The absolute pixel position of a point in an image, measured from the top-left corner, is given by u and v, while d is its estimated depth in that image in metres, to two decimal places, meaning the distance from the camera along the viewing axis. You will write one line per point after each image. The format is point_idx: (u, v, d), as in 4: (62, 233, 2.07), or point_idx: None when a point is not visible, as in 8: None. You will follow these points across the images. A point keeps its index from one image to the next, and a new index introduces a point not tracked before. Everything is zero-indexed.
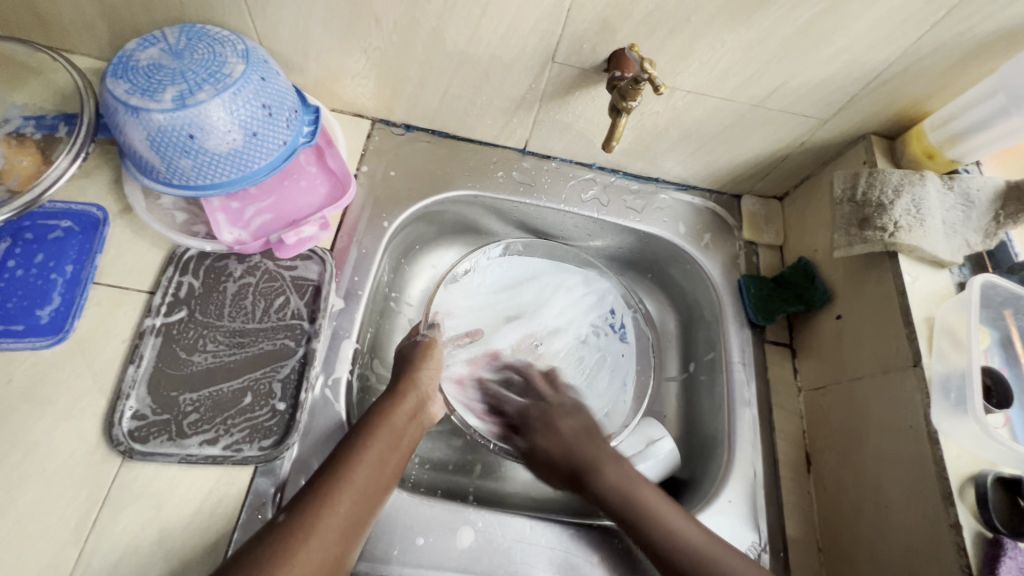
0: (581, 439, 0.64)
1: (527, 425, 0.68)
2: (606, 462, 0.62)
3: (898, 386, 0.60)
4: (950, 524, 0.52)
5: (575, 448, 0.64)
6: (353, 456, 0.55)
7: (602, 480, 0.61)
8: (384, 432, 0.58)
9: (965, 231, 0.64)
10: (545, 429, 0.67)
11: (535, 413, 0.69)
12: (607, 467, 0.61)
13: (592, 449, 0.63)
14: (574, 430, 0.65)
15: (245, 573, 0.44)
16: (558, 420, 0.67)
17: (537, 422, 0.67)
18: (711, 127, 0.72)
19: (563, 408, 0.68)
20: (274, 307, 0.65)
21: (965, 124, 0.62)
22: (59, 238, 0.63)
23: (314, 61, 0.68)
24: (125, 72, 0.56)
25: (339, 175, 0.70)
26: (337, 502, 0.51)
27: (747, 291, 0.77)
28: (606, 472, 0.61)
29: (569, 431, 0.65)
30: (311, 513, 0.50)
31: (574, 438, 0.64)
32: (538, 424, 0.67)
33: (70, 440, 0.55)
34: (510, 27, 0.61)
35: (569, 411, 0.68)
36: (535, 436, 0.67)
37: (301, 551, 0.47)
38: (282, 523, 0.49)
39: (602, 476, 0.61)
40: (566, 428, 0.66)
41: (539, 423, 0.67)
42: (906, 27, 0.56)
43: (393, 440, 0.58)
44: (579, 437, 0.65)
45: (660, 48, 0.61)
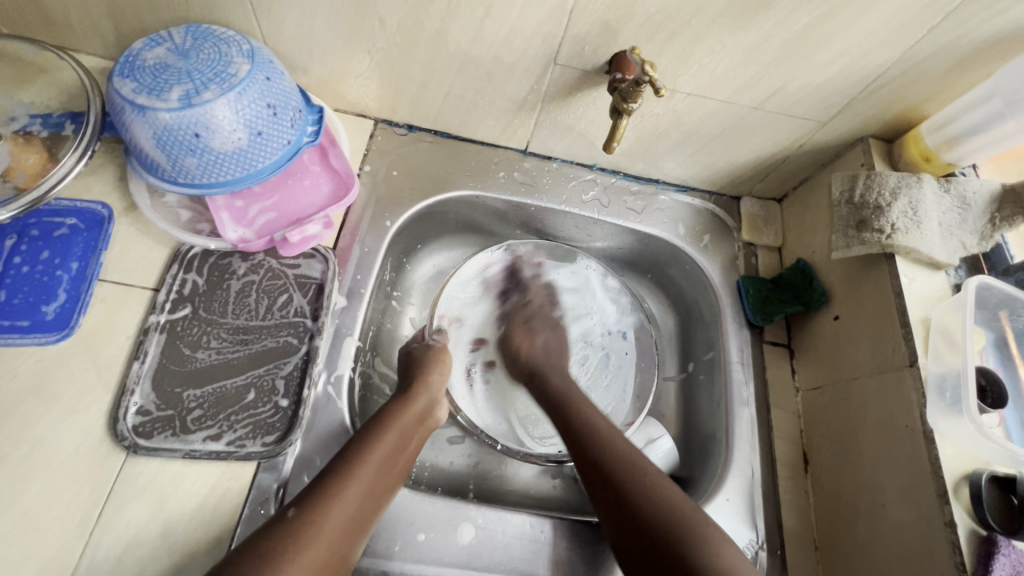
0: (542, 349, 0.76)
1: (509, 321, 0.80)
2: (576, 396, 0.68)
3: (894, 386, 0.60)
4: (945, 521, 0.53)
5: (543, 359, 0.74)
6: (361, 454, 0.56)
7: (548, 381, 0.71)
8: (392, 434, 0.59)
9: (961, 233, 0.65)
10: (523, 330, 0.78)
11: (516, 315, 0.80)
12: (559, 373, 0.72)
13: (548, 362, 0.74)
14: (545, 344, 0.76)
15: (256, 563, 0.45)
16: (535, 330, 0.78)
17: (516, 321, 0.79)
18: (711, 129, 0.73)
19: (546, 324, 0.79)
20: (277, 305, 0.66)
21: (962, 128, 0.63)
22: (64, 235, 0.63)
23: (318, 61, 0.69)
24: (131, 72, 0.57)
25: (342, 174, 0.71)
26: (346, 500, 0.52)
27: (746, 292, 0.77)
28: (551, 379, 0.71)
29: (541, 342, 0.76)
30: (321, 509, 0.50)
31: (545, 350, 0.75)
32: (518, 325, 0.79)
33: (75, 435, 0.56)
34: (512, 29, 0.61)
35: (547, 326, 0.79)
36: (512, 336, 0.78)
37: (311, 544, 0.48)
38: (293, 518, 0.49)
39: (552, 376, 0.71)
40: (539, 340, 0.77)
41: (517, 323, 0.79)
42: (903, 32, 0.57)
43: (400, 441, 0.60)
44: (544, 350, 0.76)
45: (660, 51, 0.62)
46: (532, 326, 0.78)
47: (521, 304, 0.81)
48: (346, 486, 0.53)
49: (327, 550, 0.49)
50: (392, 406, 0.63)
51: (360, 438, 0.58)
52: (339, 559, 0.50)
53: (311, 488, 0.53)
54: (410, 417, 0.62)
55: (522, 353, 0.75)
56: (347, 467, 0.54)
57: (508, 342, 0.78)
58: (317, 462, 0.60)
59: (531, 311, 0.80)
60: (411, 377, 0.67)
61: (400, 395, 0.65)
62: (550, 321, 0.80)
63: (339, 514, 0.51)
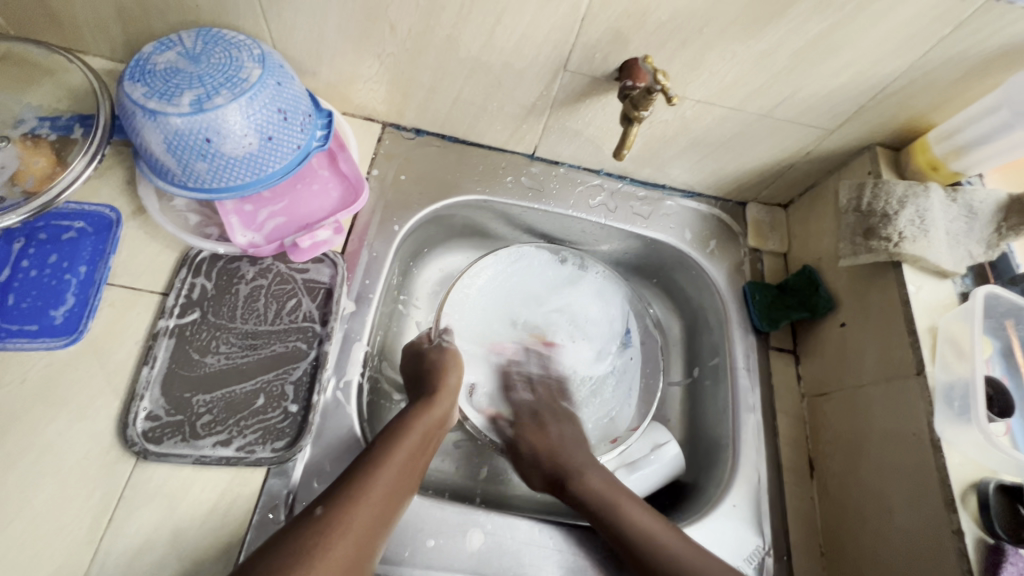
0: (581, 450, 0.70)
1: (518, 417, 0.74)
2: (620, 498, 0.63)
3: (901, 394, 0.61)
4: (953, 530, 0.53)
5: (563, 451, 0.69)
6: (385, 454, 0.57)
7: (583, 485, 0.65)
8: (414, 435, 0.61)
9: (968, 242, 0.65)
10: (536, 427, 0.72)
11: (524, 411, 0.74)
12: (590, 473, 0.66)
13: (575, 458, 0.68)
14: (562, 438, 0.70)
15: (282, 563, 0.46)
16: (555, 427, 0.72)
17: (528, 420, 0.73)
18: (718, 136, 0.73)
19: (560, 416, 0.74)
20: (286, 309, 0.66)
21: (970, 137, 0.64)
22: (73, 239, 0.63)
23: (327, 65, 0.69)
24: (142, 76, 0.56)
25: (351, 178, 0.71)
26: (372, 499, 0.54)
27: (752, 298, 0.78)
28: (588, 478, 0.65)
29: (556, 435, 0.71)
30: (348, 509, 0.52)
31: (561, 443, 0.70)
32: (529, 422, 0.73)
33: (84, 440, 0.56)
34: (523, 36, 0.61)
35: (560, 418, 0.74)
36: (525, 432, 0.72)
37: (337, 543, 0.50)
38: (320, 517, 0.51)
39: (587, 479, 0.65)
40: (554, 434, 0.71)
41: (530, 420, 0.73)
42: (913, 42, 0.57)
43: (421, 441, 0.62)
44: (563, 441, 0.70)
45: (670, 59, 0.62)
46: (554, 413, 0.74)
47: (540, 395, 0.76)
48: (371, 485, 0.54)
49: (354, 548, 0.51)
50: (413, 406, 0.65)
51: (383, 439, 0.59)
52: (365, 555, 0.51)
53: (336, 487, 0.54)
54: (432, 418, 0.64)
55: (543, 453, 0.69)
56: (372, 467, 0.56)
57: (520, 439, 0.72)
58: (327, 468, 0.60)
59: (544, 405, 0.75)
60: (429, 376, 0.69)
61: (421, 395, 0.67)
62: (566, 411, 0.75)
63: (365, 512, 0.53)
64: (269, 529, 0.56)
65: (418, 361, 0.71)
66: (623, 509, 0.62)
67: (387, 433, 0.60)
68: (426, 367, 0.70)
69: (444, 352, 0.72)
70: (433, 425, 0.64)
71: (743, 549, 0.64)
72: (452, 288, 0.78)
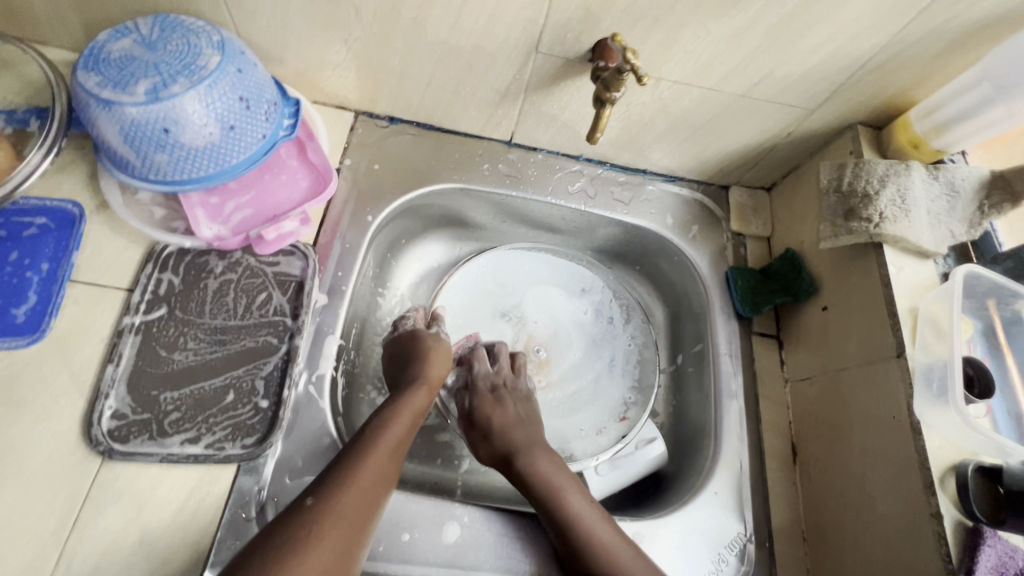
0: (535, 437, 0.66)
1: (476, 387, 0.70)
2: (568, 488, 0.61)
3: (882, 377, 0.60)
4: (931, 513, 0.52)
5: (513, 430, 0.66)
6: (372, 441, 0.57)
7: (507, 437, 0.65)
8: (400, 421, 0.61)
9: (950, 222, 0.64)
10: (493, 401, 0.68)
11: (481, 386, 0.71)
12: (516, 430, 0.66)
13: (497, 415, 0.67)
14: (518, 416, 0.68)
15: (271, 552, 0.46)
16: (518, 410, 0.68)
17: (483, 391, 0.70)
18: (697, 117, 0.71)
19: (521, 394, 0.71)
20: (256, 304, 0.64)
21: (951, 114, 0.62)
22: (34, 235, 0.61)
23: (295, 52, 0.67)
24: (96, 65, 0.55)
25: (320, 169, 0.70)
26: (361, 485, 0.53)
27: (734, 282, 0.77)
28: (537, 461, 0.63)
29: (514, 412, 0.68)
30: (336, 496, 0.51)
31: (516, 420, 0.67)
32: (486, 393, 0.69)
33: (49, 440, 0.54)
34: (491, 16, 0.59)
35: (519, 399, 0.70)
36: (481, 409, 0.68)
37: (328, 533, 0.49)
38: (311, 507, 0.50)
39: (535, 461, 0.63)
40: (512, 409, 0.68)
41: (490, 392, 0.70)
42: (892, 16, 0.56)
43: (408, 426, 0.61)
44: (519, 419, 0.67)
45: (643, 38, 0.60)
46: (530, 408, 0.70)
47: (504, 371, 0.73)
48: (361, 469, 0.54)
49: (347, 534, 0.50)
50: (397, 392, 0.64)
51: (371, 427, 0.59)
52: (359, 539, 0.51)
53: (324, 476, 0.54)
54: (419, 401, 0.64)
55: (501, 425, 0.66)
56: (359, 456, 0.55)
57: (478, 416, 0.68)
58: (299, 464, 0.59)
59: (506, 381, 0.72)
60: (412, 362, 0.68)
61: (405, 382, 0.66)
62: (525, 387, 0.72)
63: (355, 495, 0.52)
64: (239, 528, 0.55)
65: (411, 341, 0.70)
66: (565, 499, 0.59)
67: (375, 419, 0.60)
68: (413, 350, 0.69)
69: (442, 342, 0.71)
70: (418, 411, 0.64)
71: (724, 536, 0.64)
72: (451, 276, 0.81)
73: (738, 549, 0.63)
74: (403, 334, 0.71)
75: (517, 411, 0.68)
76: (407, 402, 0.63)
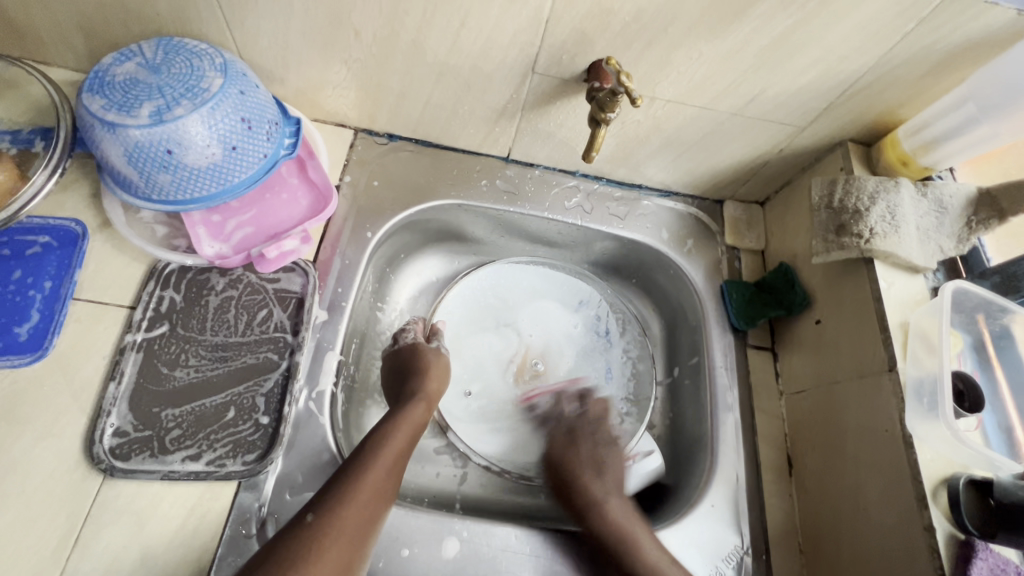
0: (612, 488, 0.67)
1: (554, 432, 0.75)
2: (637, 529, 0.62)
3: (874, 390, 0.61)
4: (924, 526, 0.53)
5: (586, 474, 0.68)
6: (372, 456, 0.57)
7: (605, 516, 0.64)
8: (399, 435, 0.61)
9: (938, 237, 0.65)
10: (569, 443, 0.72)
11: (559, 427, 0.75)
12: (591, 481, 0.67)
13: (574, 458, 0.70)
14: (591, 456, 0.70)
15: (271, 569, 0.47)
16: (594, 447, 0.71)
17: (562, 435, 0.74)
18: (691, 134, 0.73)
19: (600, 432, 0.73)
20: (256, 320, 0.65)
21: (939, 132, 0.64)
22: (37, 254, 0.62)
23: (295, 72, 0.68)
24: (100, 88, 0.56)
25: (320, 186, 0.71)
26: (361, 499, 0.54)
27: (729, 296, 0.78)
28: (609, 506, 0.65)
29: (588, 452, 0.70)
30: (336, 511, 0.52)
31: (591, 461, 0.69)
32: (562, 436, 0.73)
33: (50, 458, 0.55)
34: (489, 38, 0.61)
35: (608, 445, 0.72)
36: (557, 447, 0.72)
37: (328, 548, 0.50)
38: (311, 523, 0.51)
39: (608, 509, 0.65)
40: (584, 453, 0.70)
41: (566, 437, 0.73)
42: (878, 38, 0.57)
43: (408, 440, 0.62)
44: (588, 461, 0.69)
45: (638, 59, 0.62)
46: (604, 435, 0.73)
47: (586, 414, 0.76)
48: (361, 484, 0.55)
49: (346, 549, 0.51)
50: (397, 406, 0.65)
51: (370, 441, 0.59)
52: (359, 555, 0.52)
53: (324, 491, 0.54)
54: (418, 415, 0.65)
55: (574, 468, 0.69)
56: (359, 470, 0.56)
57: (557, 458, 0.71)
58: (299, 480, 0.60)
59: (587, 425, 0.74)
60: (412, 376, 0.68)
61: (405, 395, 0.66)
62: (609, 435, 0.73)
63: (355, 511, 0.53)
64: (239, 545, 0.55)
65: (411, 354, 0.71)
66: (634, 537, 0.61)
67: (374, 434, 0.60)
68: (412, 363, 0.70)
69: (441, 357, 0.72)
70: (417, 425, 0.64)
71: (722, 549, 0.64)
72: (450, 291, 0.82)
73: (735, 562, 0.64)
74: (404, 348, 0.72)
75: (590, 451, 0.71)
76: (407, 417, 0.63)
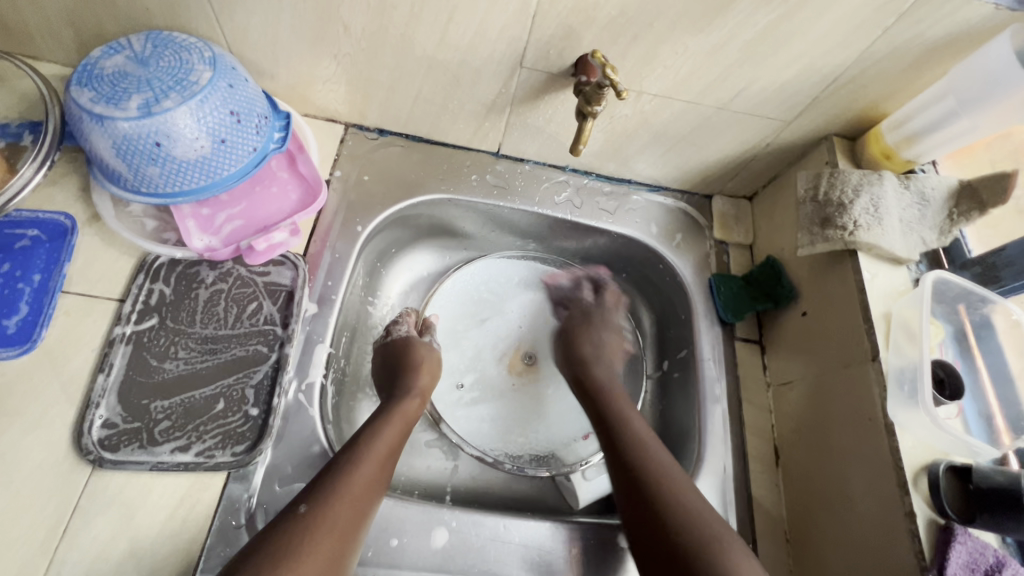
0: (607, 366, 0.75)
1: (569, 312, 0.83)
2: (649, 437, 0.63)
3: (858, 380, 0.61)
4: (905, 512, 0.54)
5: (593, 366, 0.74)
6: (365, 450, 0.58)
7: (589, 375, 0.73)
8: (391, 428, 0.62)
9: (921, 229, 0.66)
10: (580, 326, 0.80)
11: (573, 311, 0.83)
12: (595, 368, 0.74)
13: (585, 350, 0.77)
14: (597, 344, 0.77)
15: (262, 561, 0.47)
16: (596, 325, 0.80)
17: (576, 319, 0.81)
18: (679, 128, 0.73)
19: (609, 321, 0.81)
20: (246, 313, 0.65)
21: (921, 126, 0.64)
22: (26, 247, 0.62)
23: (285, 67, 0.68)
24: (89, 80, 0.56)
25: (310, 180, 0.71)
26: (353, 493, 0.54)
27: (717, 289, 0.78)
28: (627, 416, 0.65)
29: (596, 341, 0.78)
30: (329, 503, 0.52)
31: (595, 356, 0.76)
32: (578, 316, 0.82)
33: (39, 450, 0.55)
34: (477, 33, 0.61)
35: (607, 329, 0.80)
36: (572, 326, 0.80)
37: (319, 540, 0.50)
38: (304, 514, 0.51)
39: (590, 372, 0.73)
40: (587, 342, 0.78)
41: (579, 323, 0.80)
42: (860, 33, 0.58)
43: (400, 434, 0.62)
44: (595, 349, 0.77)
45: (624, 53, 0.62)
46: (612, 327, 0.81)
47: (587, 305, 0.83)
48: (353, 477, 0.55)
49: (338, 540, 0.51)
50: (389, 400, 0.65)
51: (363, 435, 0.59)
52: (351, 545, 0.52)
53: (316, 484, 0.54)
54: (410, 410, 0.65)
55: (576, 341, 0.78)
56: (352, 463, 0.56)
57: (568, 332, 0.80)
58: (288, 471, 0.60)
59: (594, 315, 0.82)
60: (404, 369, 0.69)
61: (398, 390, 0.67)
62: (610, 324, 0.81)
63: (348, 503, 0.53)
64: (228, 535, 0.56)
65: (404, 350, 0.70)
66: (674, 480, 0.57)
67: (367, 427, 0.61)
68: (404, 357, 0.70)
69: (434, 353, 0.72)
70: (410, 418, 0.65)
71: None
72: (442, 285, 0.82)
73: None
74: (396, 341, 0.72)
75: (598, 341, 0.78)
76: (399, 411, 0.64)
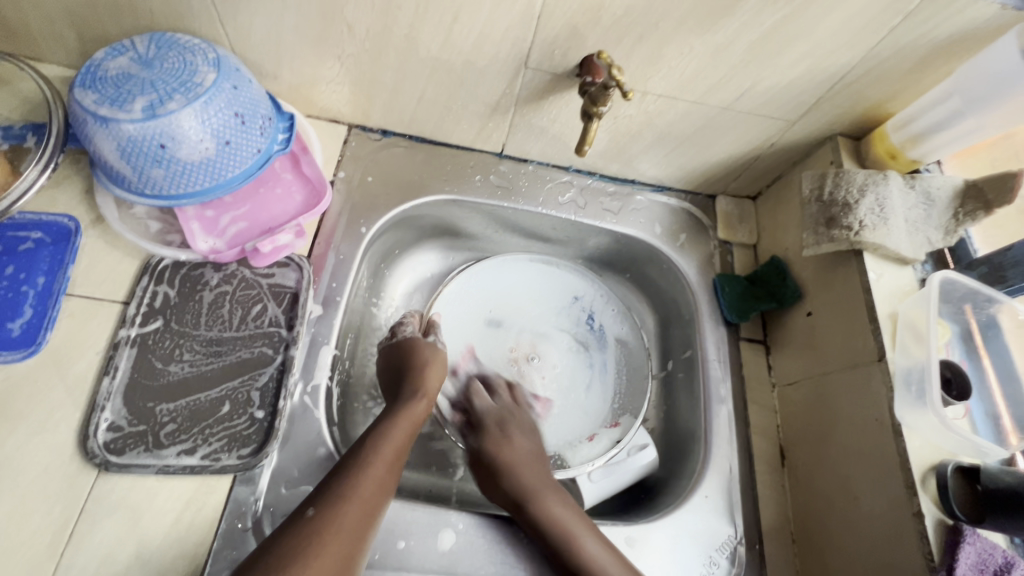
0: (552, 486, 0.64)
1: (483, 426, 0.71)
2: (535, 484, 0.64)
3: (864, 381, 0.61)
4: (913, 513, 0.54)
5: (530, 478, 0.64)
6: (372, 452, 0.57)
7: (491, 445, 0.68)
8: (399, 429, 0.62)
9: (926, 229, 0.66)
10: (499, 436, 0.68)
11: (490, 421, 0.71)
12: (529, 471, 0.65)
13: (515, 469, 0.65)
14: (527, 453, 0.67)
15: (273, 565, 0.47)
16: (509, 430, 0.69)
17: (493, 429, 0.69)
18: (683, 128, 0.73)
19: (524, 425, 0.71)
20: (251, 315, 0.65)
21: (926, 125, 0.64)
22: (30, 250, 0.62)
23: (288, 68, 0.68)
24: (93, 82, 0.56)
25: (314, 181, 0.71)
26: (362, 495, 0.54)
27: (722, 290, 0.78)
28: (509, 461, 0.66)
29: (521, 449, 0.67)
30: (338, 506, 0.52)
31: (523, 459, 0.66)
32: (494, 430, 0.69)
33: (45, 453, 0.55)
34: (481, 33, 0.61)
35: (524, 430, 0.70)
36: (486, 446, 0.68)
37: (329, 543, 0.50)
38: (312, 517, 0.51)
39: (548, 504, 0.62)
40: (518, 446, 0.68)
41: (495, 427, 0.70)
42: (865, 32, 0.58)
43: (408, 434, 0.62)
44: (527, 458, 0.67)
45: (628, 54, 0.62)
46: (529, 434, 0.70)
47: (505, 404, 0.73)
48: (362, 479, 0.55)
49: (347, 543, 0.51)
50: (396, 402, 0.65)
51: (371, 436, 0.59)
52: (362, 546, 0.52)
53: (324, 486, 0.54)
54: (417, 411, 0.65)
55: (509, 464, 0.66)
56: (360, 465, 0.56)
57: (484, 456, 0.68)
58: (295, 474, 0.60)
59: (510, 414, 0.72)
60: (410, 370, 0.68)
61: (404, 392, 0.66)
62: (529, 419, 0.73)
63: (356, 506, 0.53)
64: (235, 538, 0.56)
65: (409, 351, 0.70)
66: (575, 537, 0.59)
67: (374, 429, 0.61)
68: (410, 359, 0.69)
69: (439, 351, 0.72)
70: (416, 420, 0.64)
71: (715, 539, 0.65)
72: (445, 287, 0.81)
73: (728, 552, 0.64)
74: (401, 341, 0.72)
75: (527, 450, 0.68)
76: (405, 412, 0.63)
